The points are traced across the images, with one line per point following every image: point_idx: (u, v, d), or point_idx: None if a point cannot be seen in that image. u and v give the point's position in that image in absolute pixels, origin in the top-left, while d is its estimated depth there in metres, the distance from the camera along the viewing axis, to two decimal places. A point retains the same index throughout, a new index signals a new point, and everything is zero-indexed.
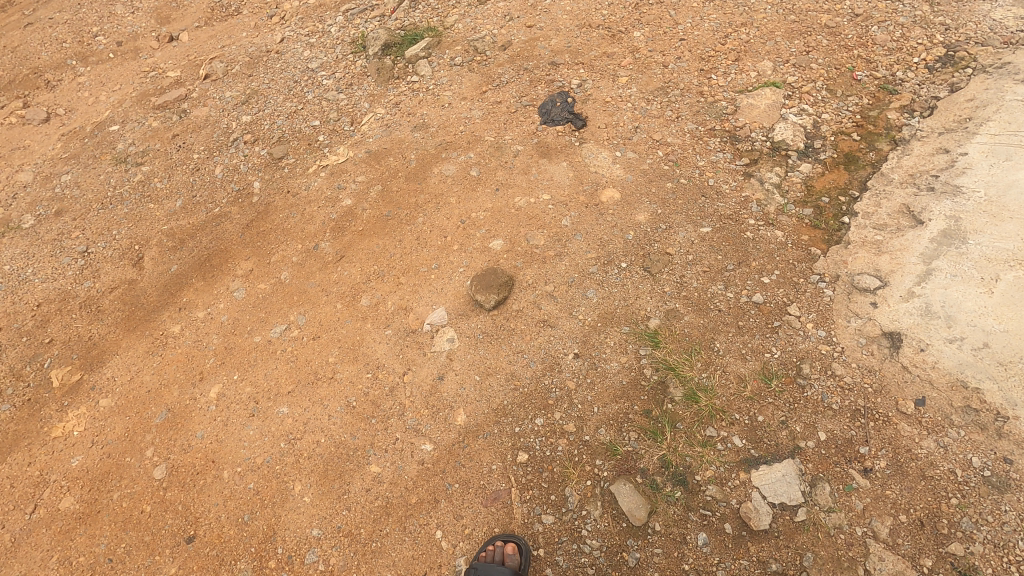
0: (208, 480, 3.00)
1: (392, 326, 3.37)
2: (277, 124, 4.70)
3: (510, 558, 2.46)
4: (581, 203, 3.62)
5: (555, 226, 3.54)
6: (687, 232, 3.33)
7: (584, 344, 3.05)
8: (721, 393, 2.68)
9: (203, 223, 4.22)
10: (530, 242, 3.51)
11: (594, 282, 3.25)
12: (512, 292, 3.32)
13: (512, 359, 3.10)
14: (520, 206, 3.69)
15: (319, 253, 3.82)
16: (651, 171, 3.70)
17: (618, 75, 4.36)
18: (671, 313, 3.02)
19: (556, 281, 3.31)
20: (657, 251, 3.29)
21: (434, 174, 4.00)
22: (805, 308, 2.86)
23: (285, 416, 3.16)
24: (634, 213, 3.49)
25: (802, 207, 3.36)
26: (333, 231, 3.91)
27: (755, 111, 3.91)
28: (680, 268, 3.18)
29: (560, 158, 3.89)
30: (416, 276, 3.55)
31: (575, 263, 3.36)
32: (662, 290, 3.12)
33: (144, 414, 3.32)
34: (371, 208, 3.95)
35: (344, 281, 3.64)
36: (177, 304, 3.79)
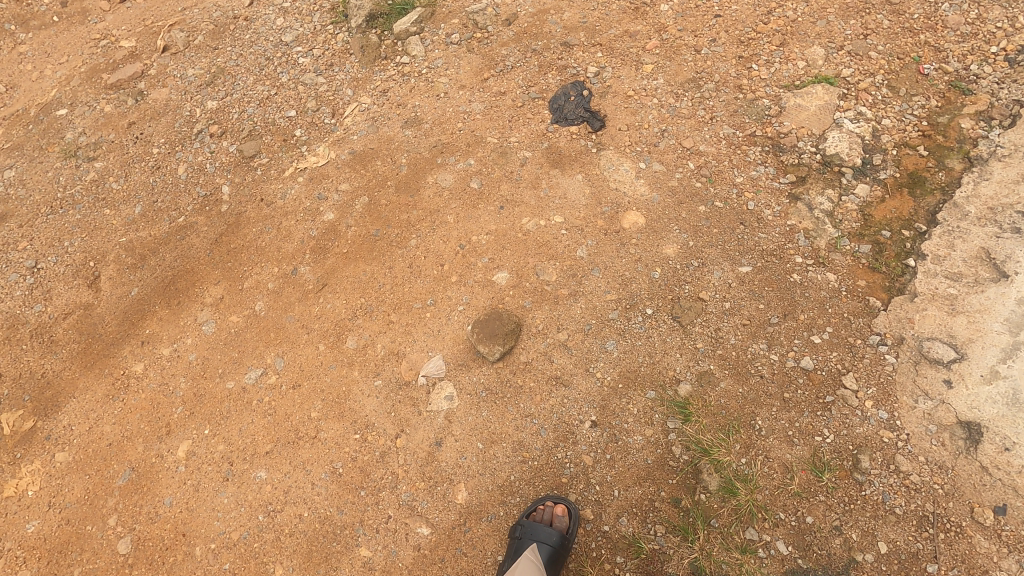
0: (180, 557, 2.72)
1: (382, 376, 2.96)
2: (246, 112, 4.07)
3: (559, 520, 2.43)
4: (599, 228, 3.11)
5: (569, 256, 3.05)
6: (723, 271, 2.85)
7: (602, 410, 2.66)
8: (764, 486, 2.32)
9: (166, 235, 3.70)
10: (540, 277, 3.03)
11: (614, 332, 2.81)
12: (520, 342, 2.89)
13: (519, 424, 2.71)
14: (528, 229, 3.18)
15: (298, 279, 3.35)
16: (681, 190, 3.17)
17: (643, 61, 3.72)
18: (705, 377, 2.61)
19: (570, 328, 2.87)
20: (687, 295, 2.82)
21: (429, 185, 3.46)
22: (863, 380, 2.45)
23: (263, 482, 2.82)
24: (661, 244, 2.99)
25: (858, 242, 2.86)
26: (314, 252, 3.42)
27: (804, 113, 3.31)
28: (716, 318, 2.73)
29: (574, 169, 3.34)
30: (408, 314, 3.09)
31: (591, 305, 2.90)
32: (694, 347, 2.69)
33: (106, 473, 2.97)
34: (356, 226, 3.44)
35: (326, 317, 3.19)
36: (139, 338, 3.36)
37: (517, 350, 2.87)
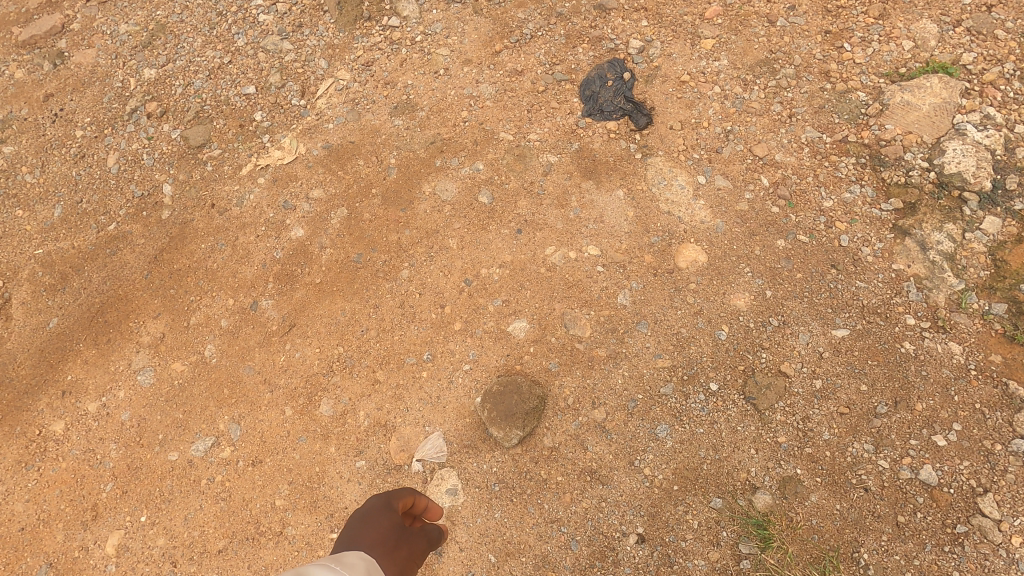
0: None
1: (366, 456, 2.34)
2: (193, 86, 3.22)
3: None
4: (646, 266, 2.41)
5: (607, 303, 2.37)
6: (811, 334, 2.19)
7: (652, 520, 2.06)
8: None
9: (93, 248, 2.94)
10: (569, 330, 2.35)
11: (667, 412, 2.17)
12: (544, 421, 2.23)
13: (543, 532, 2.11)
14: (554, 263, 2.48)
15: (259, 317, 2.65)
16: (752, 216, 2.45)
17: (700, 35, 2.89)
18: (789, 485, 1.99)
19: (609, 404, 2.22)
20: (765, 366, 2.16)
21: (425, 196, 2.72)
22: (1008, 507, 1.85)
23: None
24: (728, 293, 2.31)
25: (988, 299, 2.19)
26: (278, 280, 2.70)
27: (911, 114, 2.56)
28: (803, 402, 2.09)
29: (613, 181, 2.59)
30: (399, 372, 2.43)
31: (637, 373, 2.24)
32: (774, 442, 2.06)
33: (17, 570, 2.39)
34: (332, 248, 2.71)
35: (295, 370, 2.52)
36: (58, 386, 2.67)
37: (542, 432, 2.22)
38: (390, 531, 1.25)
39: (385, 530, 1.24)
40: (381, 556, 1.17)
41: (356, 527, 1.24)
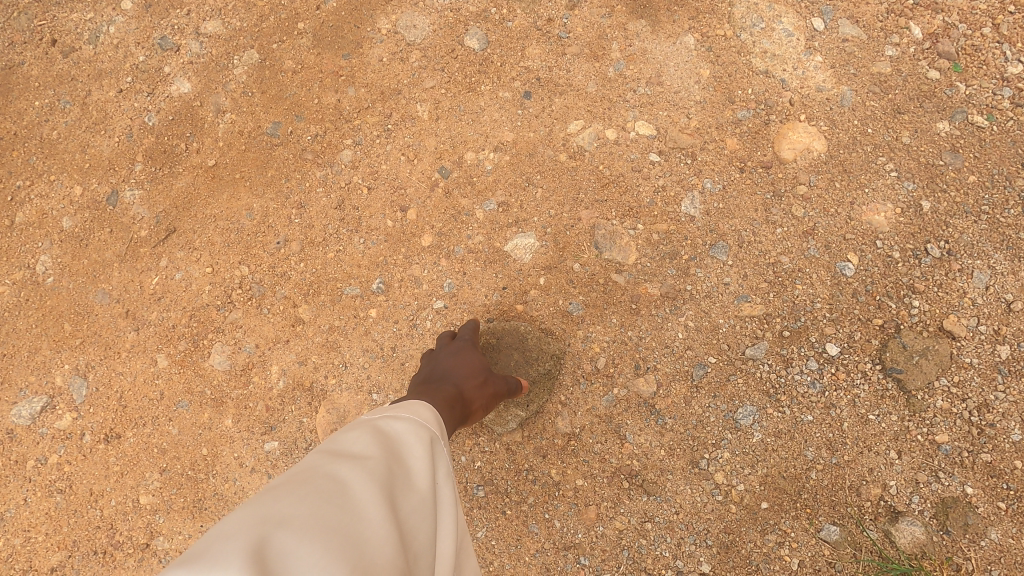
0: None
1: (280, 435, 1.53)
2: None
3: None
4: (727, 156, 1.52)
5: (664, 213, 1.50)
6: (992, 274, 1.36)
7: (725, 554, 1.31)
8: None
9: None
10: (603, 254, 1.49)
11: (755, 387, 1.37)
12: (560, 393, 1.42)
13: (552, 563, 1.37)
14: (581, 146, 1.58)
15: (120, 216, 1.72)
16: (898, 83, 1.54)
17: None
18: (953, 514, 1.24)
19: (662, 371, 1.41)
20: (917, 322, 1.35)
21: (380, 36, 1.72)
22: None
23: None
24: (859, 203, 1.45)
25: None
26: (151, 160, 1.75)
27: None
28: (979, 382, 1.30)
29: (679, 20, 1.62)
30: (333, 309, 1.58)
31: (707, 325, 1.42)
32: (929, 442, 1.29)
33: None
34: (233, 113, 1.74)
35: (174, 300, 1.64)
36: None
37: (556, 411, 1.41)
38: (479, 368, 1.31)
39: (474, 364, 1.32)
40: (472, 387, 1.26)
41: (449, 360, 1.33)
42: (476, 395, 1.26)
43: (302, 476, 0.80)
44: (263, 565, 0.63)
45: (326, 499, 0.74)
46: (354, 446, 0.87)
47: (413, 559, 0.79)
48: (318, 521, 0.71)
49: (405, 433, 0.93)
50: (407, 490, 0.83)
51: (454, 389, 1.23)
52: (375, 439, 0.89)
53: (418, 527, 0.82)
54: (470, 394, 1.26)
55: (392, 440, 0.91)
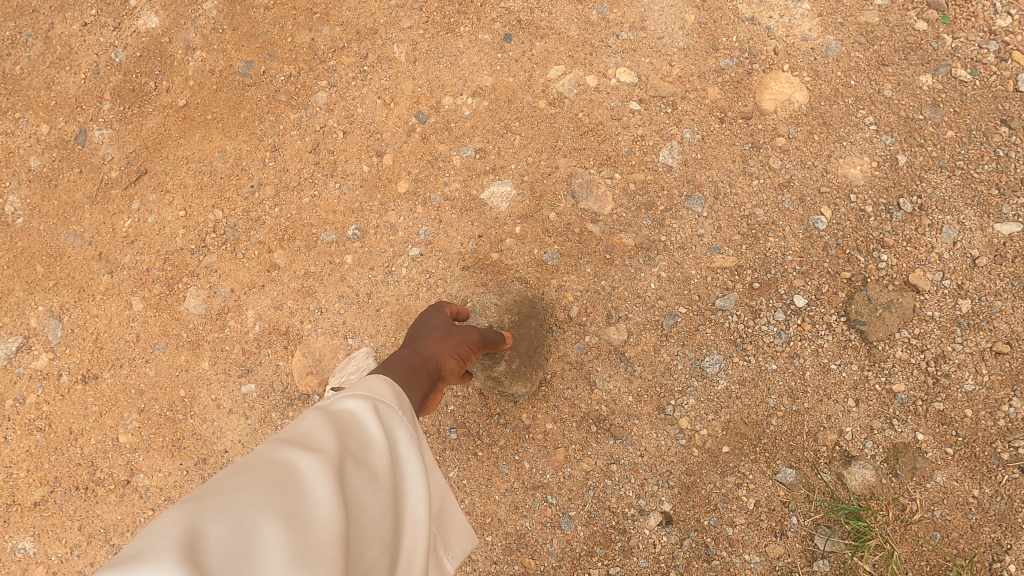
0: None
1: (256, 377, 1.55)
2: None
3: None
4: (707, 105, 1.50)
5: (642, 163, 1.49)
6: (961, 229, 1.38)
7: (685, 494, 1.36)
8: None
9: None
10: (579, 203, 1.49)
11: (723, 337, 1.40)
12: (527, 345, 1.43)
13: (521, 502, 1.41)
14: (560, 93, 1.55)
15: (90, 156, 1.68)
16: (885, 34, 1.52)
17: None
18: (904, 457, 1.30)
19: (633, 319, 1.43)
20: (883, 275, 1.37)
21: None
22: None
23: (35, 559, 1.53)
24: (835, 157, 1.44)
25: None
26: (119, 98, 1.69)
27: None
28: (938, 334, 1.33)
29: None
30: (309, 255, 1.57)
31: (679, 275, 1.43)
32: (886, 390, 1.33)
33: None
34: (203, 51, 1.68)
35: (146, 243, 1.62)
36: None
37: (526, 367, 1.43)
38: (441, 326, 1.21)
39: (436, 324, 1.22)
40: (435, 342, 1.14)
41: (410, 331, 1.22)
42: (441, 347, 1.13)
43: (241, 463, 0.68)
44: (197, 563, 0.51)
45: (268, 485, 0.62)
46: (300, 427, 0.74)
47: (371, 542, 0.68)
48: (259, 507, 0.59)
49: (355, 404, 0.79)
50: (361, 466, 0.72)
51: (415, 350, 1.10)
52: (325, 416, 0.77)
53: (376, 505, 0.71)
54: (436, 353, 1.12)
55: (342, 414, 0.78)
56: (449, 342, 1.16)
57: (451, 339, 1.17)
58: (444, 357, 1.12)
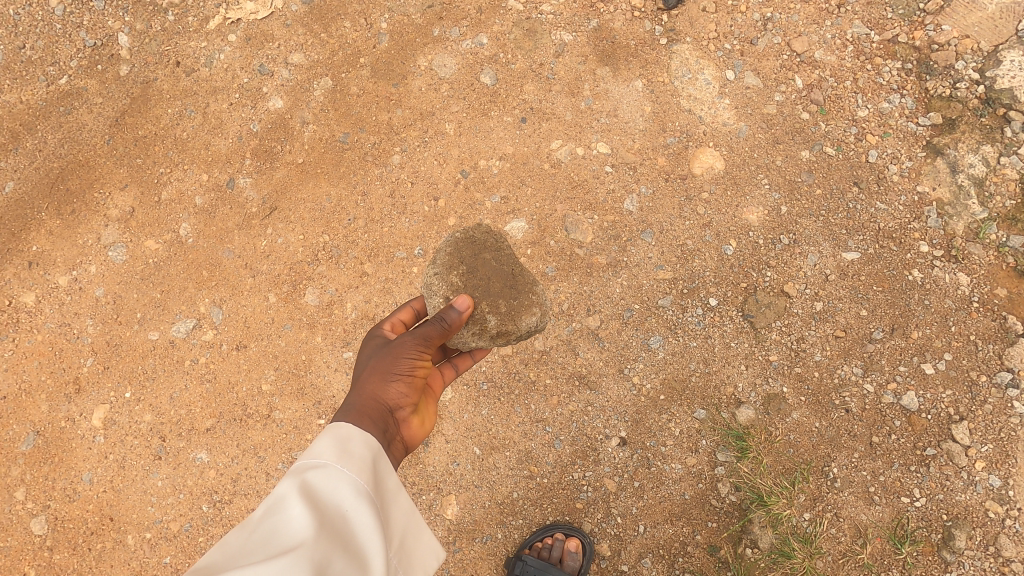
0: (107, 545, 2.28)
1: (353, 348, 2.31)
2: None
3: (570, 557, 2.03)
4: (657, 169, 2.23)
5: (612, 208, 2.22)
6: (820, 256, 2.10)
7: (635, 426, 2.10)
8: (827, 549, 1.90)
9: (45, 104, 2.63)
10: (570, 235, 2.22)
11: (663, 324, 2.13)
12: (502, 300, 1.66)
13: (528, 430, 2.15)
14: (559, 158, 2.28)
15: (236, 196, 2.45)
16: (779, 121, 2.24)
17: None
18: (773, 401, 2.02)
19: (604, 312, 2.16)
20: (768, 285, 2.10)
21: (420, 71, 2.41)
22: (979, 434, 1.90)
23: (205, 466, 2.29)
24: (741, 206, 2.17)
25: (1008, 232, 2.10)
26: (256, 156, 2.47)
27: (974, 16, 2.28)
28: (800, 324, 2.06)
29: (632, 70, 2.31)
30: (388, 266, 2.33)
31: (635, 283, 2.17)
32: (766, 359, 2.05)
33: (4, 436, 2.38)
34: (314, 125, 2.45)
35: (277, 256, 2.39)
36: (26, 256, 2.52)
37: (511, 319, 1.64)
38: (373, 362, 1.54)
39: (372, 359, 1.56)
40: (371, 379, 1.49)
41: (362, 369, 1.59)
42: (371, 384, 1.47)
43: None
44: None
45: None
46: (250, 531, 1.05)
47: None
48: None
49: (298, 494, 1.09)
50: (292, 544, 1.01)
51: (357, 393, 1.47)
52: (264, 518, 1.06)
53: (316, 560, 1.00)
54: (371, 389, 1.47)
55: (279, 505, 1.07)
56: (386, 372, 1.50)
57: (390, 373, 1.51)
58: (388, 389, 1.48)
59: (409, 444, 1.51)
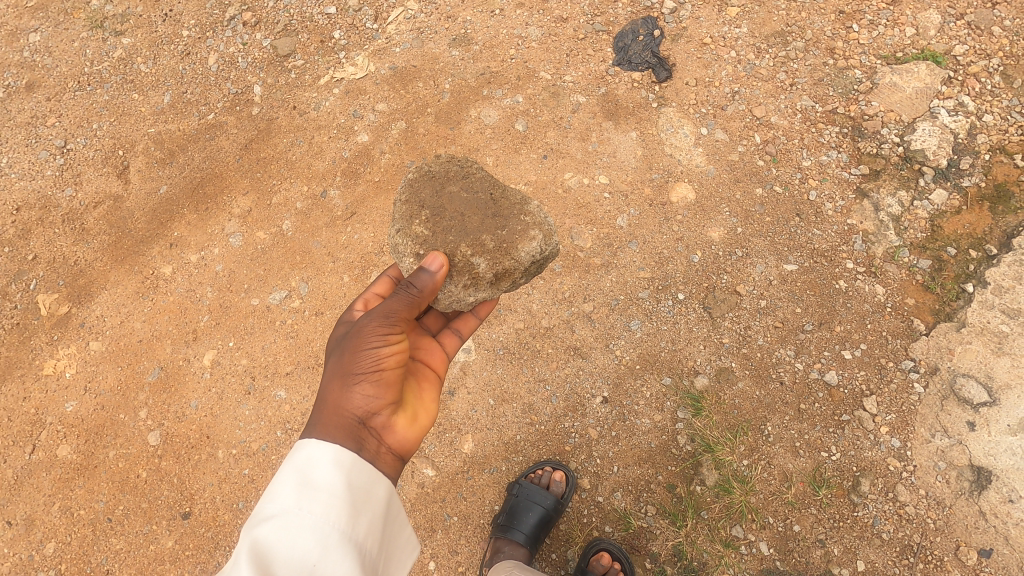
0: (203, 457, 2.96)
1: None
2: (283, 2, 3.75)
3: (555, 485, 2.57)
4: (644, 197, 2.93)
5: (608, 223, 2.91)
6: (766, 266, 2.73)
7: (616, 388, 2.68)
8: (760, 489, 2.40)
9: (195, 132, 3.58)
10: (574, 241, 2.91)
11: (641, 311, 2.75)
12: (487, 235, 1.99)
13: (532, 388, 2.75)
14: (569, 186, 3.01)
15: (327, 203, 3.27)
16: (740, 166, 2.93)
17: (727, 3, 3.30)
18: (724, 373, 2.59)
19: (597, 300, 2.81)
20: (724, 285, 2.72)
21: (472, 118, 3.24)
22: (884, 406, 2.41)
23: (283, 401, 2.98)
24: (706, 226, 2.83)
25: (919, 256, 2.67)
26: (345, 175, 3.30)
27: (896, 95, 2.97)
28: (748, 315, 2.65)
29: (629, 124, 3.08)
30: None
31: (622, 280, 2.82)
32: (719, 341, 2.64)
33: (137, 368, 3.16)
34: (390, 154, 3.28)
35: (353, 248, 3.17)
36: (168, 239, 3.38)
37: (503, 253, 1.99)
38: (336, 371, 1.77)
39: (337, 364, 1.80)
40: (336, 387, 1.74)
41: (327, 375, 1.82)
42: (337, 393, 1.73)
43: None
44: None
45: None
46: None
47: None
48: None
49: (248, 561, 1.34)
50: None
51: (327, 406, 1.73)
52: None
53: None
54: (340, 398, 1.72)
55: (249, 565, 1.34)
56: (349, 378, 1.74)
57: (352, 379, 1.74)
58: (352, 398, 1.72)
59: (394, 434, 1.79)
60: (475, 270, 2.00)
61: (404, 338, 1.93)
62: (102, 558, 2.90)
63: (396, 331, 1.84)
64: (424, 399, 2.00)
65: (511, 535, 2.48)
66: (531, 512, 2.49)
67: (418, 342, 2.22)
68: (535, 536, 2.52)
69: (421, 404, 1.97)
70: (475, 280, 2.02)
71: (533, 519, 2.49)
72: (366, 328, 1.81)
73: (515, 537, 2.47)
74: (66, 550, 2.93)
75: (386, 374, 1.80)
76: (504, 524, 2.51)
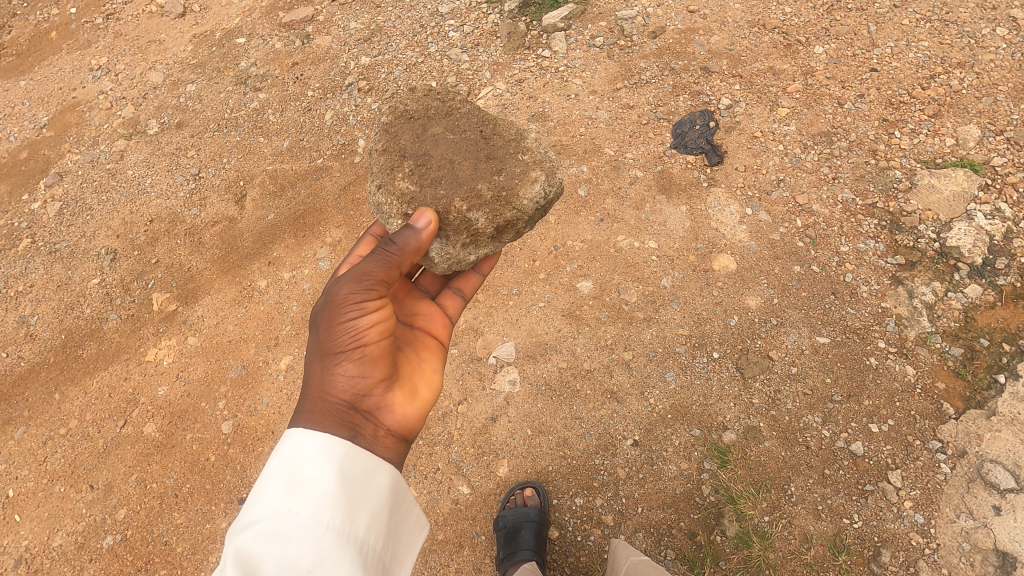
0: (266, 449, 3.31)
1: (459, 346, 3.25)
2: (393, 75, 4.47)
3: (529, 500, 2.82)
4: (688, 263, 3.23)
5: (654, 283, 3.21)
6: (799, 336, 2.92)
7: (647, 433, 2.85)
8: (779, 546, 2.50)
9: (304, 172, 4.21)
10: (621, 295, 3.21)
11: (677, 365, 2.97)
12: (483, 181, 2.25)
13: (569, 423, 2.96)
14: (621, 247, 3.35)
15: None
16: (780, 245, 3.20)
17: (778, 104, 3.70)
18: (751, 431, 2.74)
19: (636, 350, 3.05)
20: (757, 349, 2.93)
21: None
22: (909, 481, 2.51)
23: None
24: (745, 294, 3.09)
25: (951, 343, 2.80)
26: None
27: (934, 196, 3.20)
28: (778, 379, 2.83)
29: (680, 199, 3.44)
30: (493, 297, 3.34)
31: (662, 335, 3.06)
32: (749, 401, 2.81)
33: (223, 364, 3.61)
34: None
35: None
36: (267, 257, 3.93)
37: (501, 201, 2.23)
38: (320, 354, 1.96)
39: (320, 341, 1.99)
40: (322, 370, 1.93)
41: (312, 354, 2.00)
42: (323, 376, 1.92)
43: None
44: None
45: None
46: None
47: None
48: None
49: None
50: None
51: (315, 391, 1.92)
52: None
53: None
54: (327, 379, 1.92)
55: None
56: (334, 362, 1.92)
57: (335, 361, 1.92)
58: (337, 378, 1.91)
59: (389, 407, 1.98)
60: (475, 225, 2.25)
61: (387, 301, 2.07)
62: (163, 530, 3.21)
63: (373, 298, 1.99)
64: (426, 367, 2.26)
65: (518, 557, 2.61)
66: (525, 530, 2.65)
67: (418, 309, 2.51)
68: (539, 549, 2.66)
69: (421, 378, 2.19)
70: (469, 234, 2.27)
71: (529, 534, 2.65)
72: (342, 302, 1.94)
73: (522, 556, 2.61)
74: (135, 517, 3.27)
75: (369, 350, 1.96)
76: (507, 554, 2.64)
